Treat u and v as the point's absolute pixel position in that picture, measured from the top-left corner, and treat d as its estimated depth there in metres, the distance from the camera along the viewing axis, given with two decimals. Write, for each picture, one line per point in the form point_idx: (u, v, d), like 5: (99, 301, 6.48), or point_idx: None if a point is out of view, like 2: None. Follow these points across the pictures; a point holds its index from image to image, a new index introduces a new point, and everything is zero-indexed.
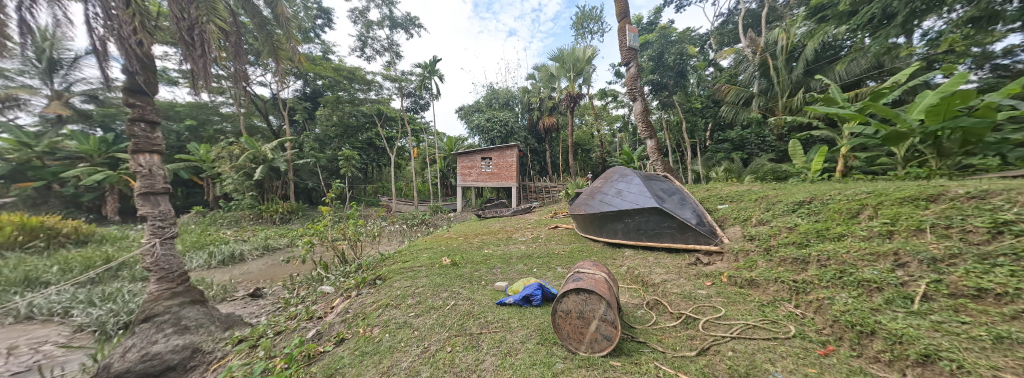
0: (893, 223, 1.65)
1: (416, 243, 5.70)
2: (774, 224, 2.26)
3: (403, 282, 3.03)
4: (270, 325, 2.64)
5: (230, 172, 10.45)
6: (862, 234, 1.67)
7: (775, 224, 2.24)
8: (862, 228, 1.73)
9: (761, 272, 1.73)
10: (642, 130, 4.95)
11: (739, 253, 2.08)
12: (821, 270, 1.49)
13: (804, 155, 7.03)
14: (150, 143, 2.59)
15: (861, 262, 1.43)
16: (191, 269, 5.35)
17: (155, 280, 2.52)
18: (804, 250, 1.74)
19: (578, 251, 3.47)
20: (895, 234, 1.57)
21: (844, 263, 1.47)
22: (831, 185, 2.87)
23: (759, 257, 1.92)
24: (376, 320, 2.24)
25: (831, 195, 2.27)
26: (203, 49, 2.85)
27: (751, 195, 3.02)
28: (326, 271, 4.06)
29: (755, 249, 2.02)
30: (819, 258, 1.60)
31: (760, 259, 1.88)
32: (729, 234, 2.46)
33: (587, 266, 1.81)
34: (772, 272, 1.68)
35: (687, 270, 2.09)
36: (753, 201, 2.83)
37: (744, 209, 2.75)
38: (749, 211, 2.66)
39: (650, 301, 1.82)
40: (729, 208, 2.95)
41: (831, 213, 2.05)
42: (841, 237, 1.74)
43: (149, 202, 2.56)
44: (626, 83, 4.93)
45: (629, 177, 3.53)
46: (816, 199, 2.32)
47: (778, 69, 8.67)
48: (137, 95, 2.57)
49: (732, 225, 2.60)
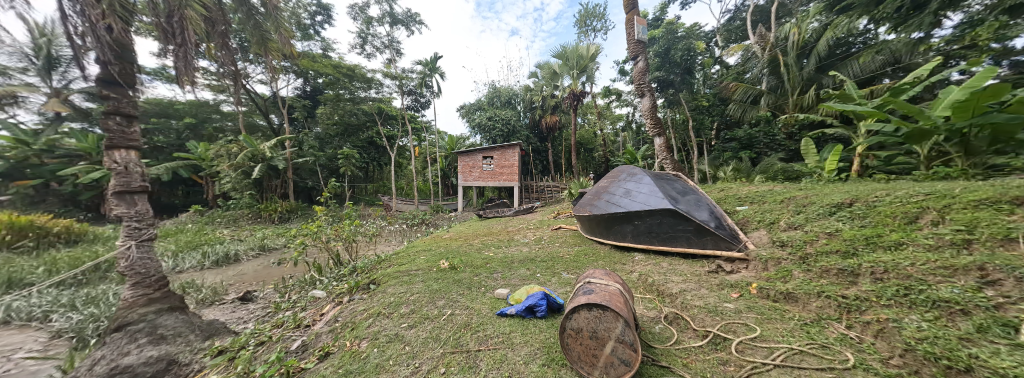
0: (969, 230, 1.45)
1: (415, 244, 5.55)
2: (809, 228, 2.06)
3: (397, 288, 2.85)
4: (254, 334, 2.45)
5: (228, 171, 10.31)
6: (928, 243, 1.48)
7: (811, 228, 2.04)
8: (925, 237, 1.53)
9: (798, 283, 1.52)
10: (651, 128, 4.75)
11: (767, 261, 1.87)
12: (878, 285, 1.30)
13: (817, 154, 6.79)
14: (127, 139, 2.44)
15: (932, 277, 1.24)
16: (183, 269, 5.22)
17: (130, 285, 2.35)
18: (851, 260, 1.55)
19: (584, 255, 3.26)
20: (972, 244, 1.38)
21: (909, 278, 1.28)
22: (866, 186, 2.70)
23: (793, 266, 1.72)
24: (365, 332, 2.05)
25: (876, 197, 2.10)
26: (185, 38, 2.69)
27: (775, 196, 2.84)
28: (319, 274, 3.90)
29: (788, 258, 1.82)
30: (874, 270, 1.40)
31: (795, 268, 1.68)
32: (754, 239, 2.25)
33: (599, 275, 1.63)
34: (813, 284, 1.47)
35: (707, 279, 1.89)
36: (778, 203, 2.66)
37: (768, 212, 2.56)
38: (777, 213, 2.47)
39: (669, 315, 1.61)
40: (750, 209, 2.75)
41: (881, 218, 1.86)
42: (899, 245, 1.54)
43: (124, 201, 2.38)
44: (633, 77, 4.72)
45: (638, 176, 3.34)
46: (858, 201, 2.15)
47: (788, 66, 8.42)
48: (110, 86, 2.40)
49: (756, 229, 2.40)
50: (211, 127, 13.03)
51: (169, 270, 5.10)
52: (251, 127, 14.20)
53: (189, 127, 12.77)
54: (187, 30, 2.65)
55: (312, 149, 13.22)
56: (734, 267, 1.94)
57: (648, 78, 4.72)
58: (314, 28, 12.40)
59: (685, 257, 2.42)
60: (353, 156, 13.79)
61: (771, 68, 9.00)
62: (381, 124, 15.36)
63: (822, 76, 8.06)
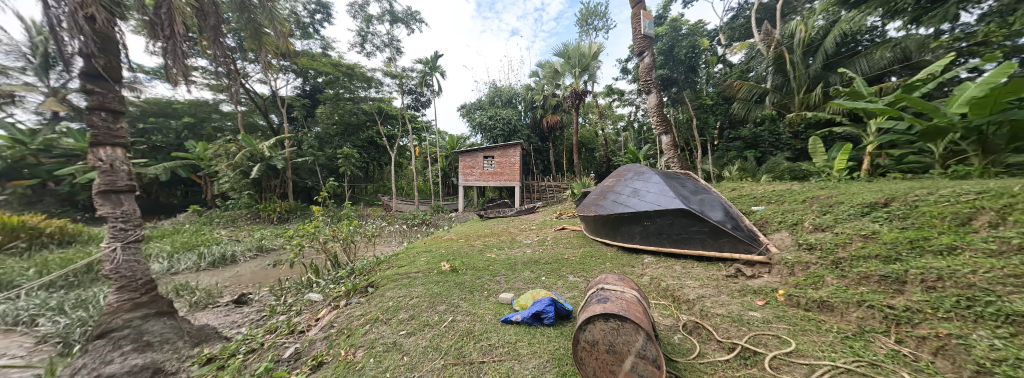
0: None
1: (414, 245, 5.42)
2: (840, 230, 1.93)
3: (397, 291, 2.72)
4: (245, 340, 2.32)
5: (226, 171, 10.19)
6: (987, 248, 1.34)
7: (842, 230, 1.92)
8: (981, 241, 1.39)
9: (832, 291, 1.39)
10: (657, 125, 4.61)
11: (794, 267, 1.74)
12: (933, 295, 1.17)
13: (825, 153, 6.66)
14: (113, 136, 2.32)
15: (1001, 287, 1.09)
16: (178, 271, 5.10)
17: (114, 289, 2.22)
18: (896, 266, 1.41)
19: (590, 257, 3.14)
20: None
21: (972, 288, 1.14)
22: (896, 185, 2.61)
23: (826, 272, 1.59)
24: (361, 339, 1.93)
25: (916, 198, 2.01)
26: (174, 29, 2.61)
27: (796, 195, 2.76)
28: (316, 276, 3.79)
29: (819, 263, 1.69)
30: (927, 279, 1.26)
31: (828, 275, 1.55)
32: (776, 241, 2.12)
33: (613, 280, 1.51)
34: (851, 292, 1.34)
35: (727, 284, 1.76)
36: (800, 202, 2.58)
37: (789, 212, 2.46)
38: (801, 213, 2.38)
39: (689, 324, 1.49)
40: (768, 210, 2.65)
41: (927, 219, 1.75)
42: (952, 251, 1.40)
43: (110, 201, 2.26)
44: (639, 73, 4.59)
45: (646, 175, 3.22)
46: (895, 201, 2.06)
47: (794, 63, 8.27)
48: (94, 80, 2.28)
49: (777, 230, 2.28)
50: (210, 127, 12.95)
51: (164, 271, 5.00)
52: (251, 127, 14.13)
53: (188, 126, 12.68)
54: (176, 22, 2.58)
55: (312, 148, 13.13)
56: (757, 271, 1.82)
57: (655, 75, 4.60)
58: (313, 27, 12.30)
59: (699, 260, 2.30)
60: (353, 156, 13.67)
61: (776, 66, 8.86)
62: (382, 124, 15.26)
63: (829, 74, 7.92)
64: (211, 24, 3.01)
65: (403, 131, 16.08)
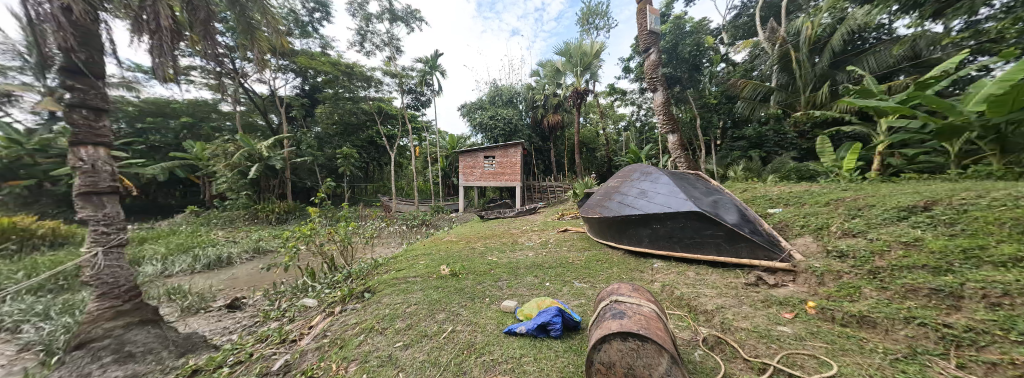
0: None
1: (414, 247, 5.29)
2: (875, 236, 1.80)
3: (394, 298, 2.59)
4: (233, 350, 2.19)
5: (224, 171, 10.08)
6: None
7: (878, 236, 1.79)
8: None
9: (872, 304, 1.24)
10: (663, 124, 4.49)
11: (823, 276, 1.60)
12: (998, 313, 1.01)
13: (833, 152, 6.52)
14: (95, 135, 2.20)
15: None
16: (171, 273, 4.99)
17: (94, 297, 2.10)
18: (948, 278, 1.27)
19: (596, 261, 3.01)
20: None
21: None
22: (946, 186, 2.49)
23: (863, 283, 1.44)
24: (354, 352, 1.80)
25: (965, 202, 1.89)
26: (159, 23, 2.51)
27: (824, 197, 2.67)
28: (312, 280, 3.67)
29: (854, 272, 1.55)
30: (990, 294, 1.10)
31: (866, 286, 1.40)
32: (800, 247, 2.00)
33: (627, 291, 1.38)
34: (896, 305, 1.19)
35: (748, 294, 1.63)
36: (826, 205, 2.50)
37: (814, 216, 2.36)
38: (827, 215, 2.29)
39: (710, 339, 1.35)
40: (789, 213, 2.57)
41: (982, 224, 1.61)
42: (1017, 262, 1.24)
43: (91, 203, 2.14)
44: (645, 70, 4.47)
45: (654, 175, 3.10)
46: (936, 205, 1.96)
47: (799, 61, 8.13)
48: (74, 76, 2.15)
49: (801, 236, 2.16)
50: (208, 126, 12.85)
51: (158, 273, 4.89)
52: (249, 127, 14.01)
53: (186, 126, 12.60)
54: (161, 15, 2.47)
55: (311, 148, 13.02)
56: (779, 279, 1.69)
57: (661, 72, 4.48)
58: (312, 25, 12.21)
59: (713, 266, 2.17)
60: (352, 156, 13.54)
61: (781, 64, 8.72)
62: (381, 124, 15.17)
63: (836, 72, 7.79)
64: (200, 18, 2.90)
65: (403, 130, 15.99)
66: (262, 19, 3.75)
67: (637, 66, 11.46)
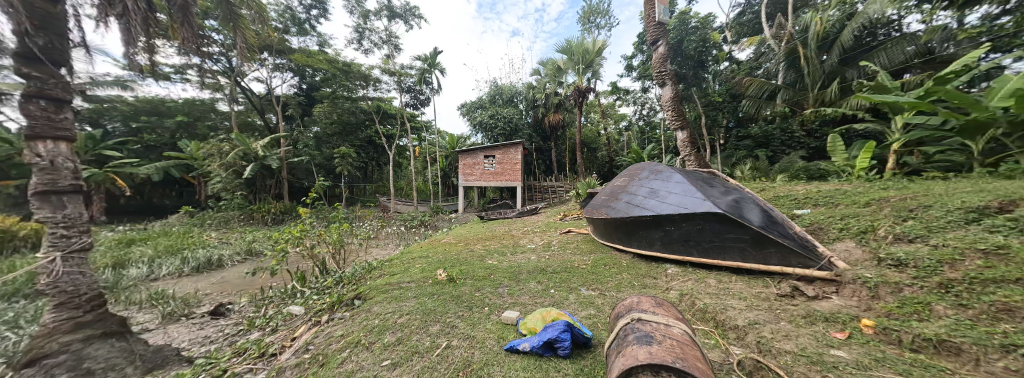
0: None
1: (410, 249, 5.08)
2: (941, 244, 1.59)
3: (385, 307, 2.38)
4: (205, 366, 1.97)
5: (219, 171, 9.89)
6: None
7: (946, 244, 1.57)
8: None
9: (952, 326, 1.01)
10: (672, 120, 4.30)
11: (874, 287, 1.37)
12: None
13: (845, 150, 6.30)
14: (54, 128, 1.98)
15: None
16: (158, 276, 4.82)
17: (51, 307, 1.89)
18: None
19: (603, 265, 2.81)
20: None
21: None
22: (1006, 186, 2.35)
23: (931, 297, 1.21)
24: (335, 371, 1.59)
25: None
26: (126, 5, 2.27)
27: (870, 200, 2.46)
28: (302, 285, 3.48)
29: (919, 285, 1.32)
30: None
31: (937, 302, 1.17)
32: (840, 254, 1.79)
33: (652, 308, 1.15)
34: (986, 330, 0.96)
35: (784, 307, 1.41)
36: (874, 208, 2.30)
37: (858, 219, 2.16)
38: (871, 218, 2.12)
39: (748, 363, 1.12)
40: (826, 216, 2.37)
41: None
42: None
43: (49, 204, 1.93)
44: (653, 63, 4.26)
45: (665, 174, 2.92)
46: (1013, 209, 1.76)
47: (808, 58, 7.94)
48: (31, 63, 1.94)
49: (842, 241, 1.95)
50: (205, 126, 12.69)
51: (143, 277, 4.67)
52: (247, 126, 13.85)
53: (182, 125, 12.42)
54: None
55: (308, 148, 12.83)
56: (820, 290, 1.47)
57: (669, 66, 4.29)
58: (309, 23, 12.04)
59: (737, 274, 1.95)
60: (350, 155, 13.32)
61: (788, 62, 8.53)
62: (380, 123, 15.02)
63: (846, 69, 7.59)
64: (177, 3, 2.67)
65: (402, 130, 15.82)
66: (248, 9, 3.56)
67: (640, 64, 11.26)
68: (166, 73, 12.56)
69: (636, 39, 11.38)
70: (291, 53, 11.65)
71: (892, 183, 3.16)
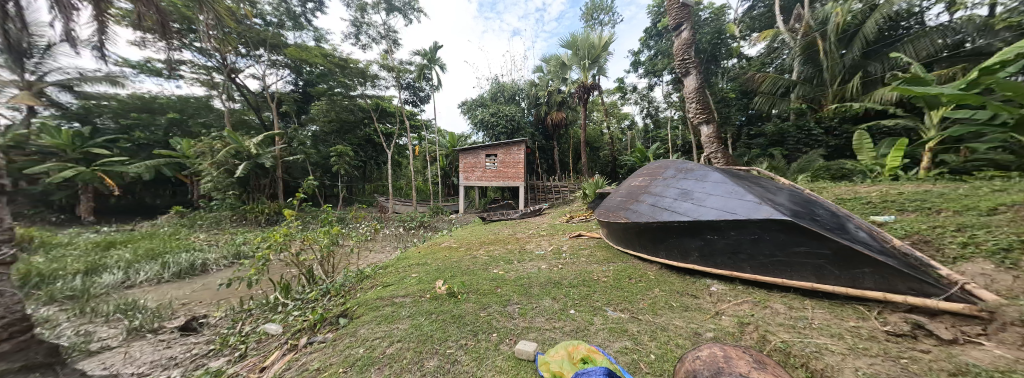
0: None
1: (408, 254, 4.69)
2: None
3: (373, 330, 2.00)
4: None
5: (210, 169, 9.49)
6: None
7: None
8: None
9: None
10: (698, 113, 3.91)
11: None
12: None
13: (873, 148, 5.90)
14: None
15: None
16: (135, 283, 4.46)
17: None
18: None
19: (629, 278, 2.42)
20: None
21: None
22: None
23: None
24: None
25: None
26: None
27: (991, 210, 2.03)
28: (284, 296, 3.10)
29: None
30: None
31: None
32: (982, 281, 1.36)
33: (756, 373, 0.76)
34: None
35: (910, 355, 1.01)
36: (1007, 218, 1.87)
37: (990, 232, 1.74)
38: (1014, 231, 1.68)
39: None
40: (937, 228, 1.94)
41: None
42: None
43: None
44: (676, 50, 3.92)
45: (698, 172, 2.54)
46: None
47: (827, 52, 7.54)
48: None
49: (976, 261, 1.54)
50: (198, 123, 12.34)
51: (116, 284, 4.30)
52: (242, 124, 13.52)
53: (174, 122, 12.04)
54: None
55: (304, 146, 12.46)
56: (960, 332, 1.05)
57: (692, 53, 3.99)
58: (305, 17, 11.81)
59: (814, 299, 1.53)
60: (347, 154, 12.95)
61: (805, 56, 8.13)
62: (378, 121, 14.69)
63: (869, 63, 7.21)
64: None
65: (401, 128, 15.48)
66: None
67: (648, 59, 10.89)
68: (158, 70, 12.23)
69: (643, 34, 11.01)
70: (285, 48, 11.30)
71: (973, 186, 2.74)
